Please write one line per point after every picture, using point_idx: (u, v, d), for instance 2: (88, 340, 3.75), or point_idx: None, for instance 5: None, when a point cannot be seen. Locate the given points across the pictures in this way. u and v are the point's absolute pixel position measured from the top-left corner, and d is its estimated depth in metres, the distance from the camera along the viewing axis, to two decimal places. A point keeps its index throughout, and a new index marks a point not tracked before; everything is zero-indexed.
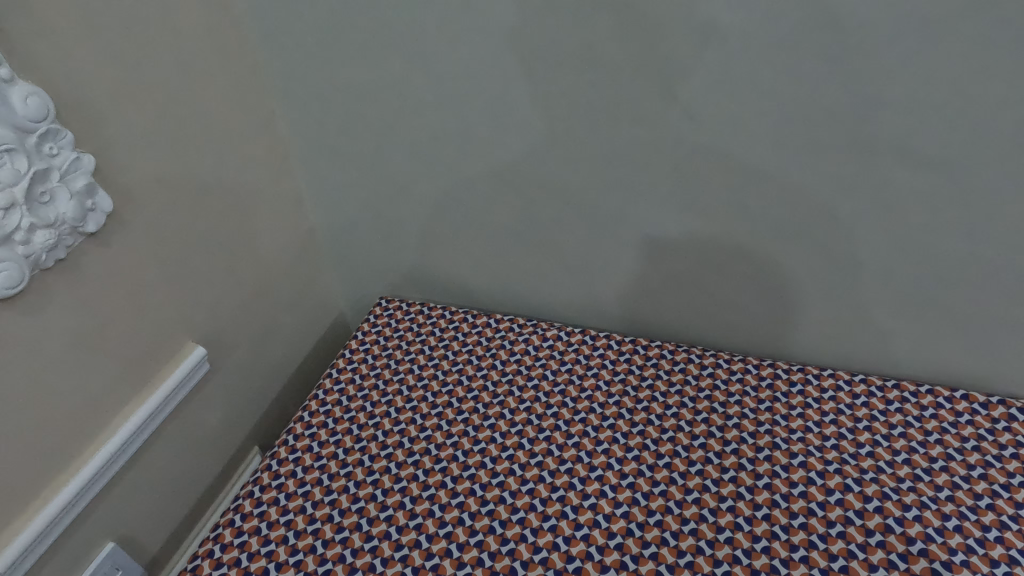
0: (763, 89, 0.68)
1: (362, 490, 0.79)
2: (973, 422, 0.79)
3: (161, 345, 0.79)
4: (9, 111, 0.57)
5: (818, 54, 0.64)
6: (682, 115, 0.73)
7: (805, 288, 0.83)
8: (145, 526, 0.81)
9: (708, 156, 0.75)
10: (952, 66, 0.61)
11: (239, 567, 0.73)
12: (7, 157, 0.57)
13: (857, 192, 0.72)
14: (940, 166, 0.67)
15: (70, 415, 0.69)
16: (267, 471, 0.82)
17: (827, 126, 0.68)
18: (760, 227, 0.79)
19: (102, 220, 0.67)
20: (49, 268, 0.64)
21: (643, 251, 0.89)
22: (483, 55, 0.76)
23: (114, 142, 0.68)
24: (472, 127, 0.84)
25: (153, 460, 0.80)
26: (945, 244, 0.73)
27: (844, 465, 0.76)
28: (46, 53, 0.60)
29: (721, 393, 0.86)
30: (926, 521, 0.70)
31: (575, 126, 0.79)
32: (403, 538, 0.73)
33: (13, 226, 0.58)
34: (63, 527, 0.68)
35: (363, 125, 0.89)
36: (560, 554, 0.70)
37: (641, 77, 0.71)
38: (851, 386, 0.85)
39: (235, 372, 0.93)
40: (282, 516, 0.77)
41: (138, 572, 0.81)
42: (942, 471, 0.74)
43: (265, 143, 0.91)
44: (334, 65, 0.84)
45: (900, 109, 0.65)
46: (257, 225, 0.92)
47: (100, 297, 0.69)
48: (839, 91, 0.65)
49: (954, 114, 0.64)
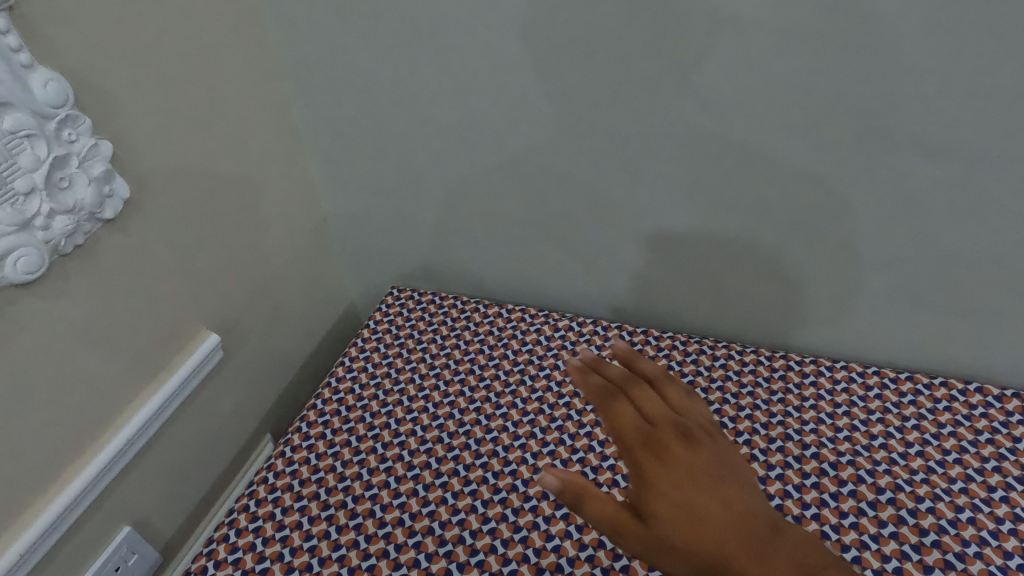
0: (782, 80, 0.67)
1: (375, 477, 0.79)
2: (986, 415, 0.78)
3: (176, 331, 0.79)
4: (30, 97, 0.57)
5: (837, 44, 0.63)
6: (695, 106, 0.73)
7: (818, 280, 0.83)
8: (160, 512, 0.82)
9: (724, 146, 0.75)
10: (974, 57, 0.60)
11: (254, 552, 0.73)
12: (27, 143, 0.58)
13: (872, 184, 0.72)
14: (958, 158, 0.67)
15: (86, 399, 0.69)
16: (281, 457, 0.83)
17: (845, 117, 0.68)
18: (772, 219, 0.79)
19: (120, 206, 0.68)
20: (69, 253, 0.64)
21: (656, 242, 0.88)
22: (494, 45, 0.76)
23: (131, 130, 0.69)
24: (484, 116, 0.83)
25: (168, 446, 0.81)
26: (963, 237, 0.72)
27: (857, 457, 0.76)
28: (67, 41, 0.61)
29: (733, 384, 0.86)
30: (939, 513, 0.70)
31: (589, 115, 0.78)
32: (416, 525, 0.74)
33: (33, 212, 0.59)
34: (81, 510, 0.69)
35: (375, 113, 0.89)
36: (572, 542, 0.71)
37: (657, 65, 0.71)
38: (865, 377, 0.85)
39: (249, 360, 0.94)
40: (296, 502, 0.78)
41: (154, 556, 0.82)
42: (955, 464, 0.74)
43: (278, 131, 0.91)
44: (346, 54, 0.84)
45: (920, 99, 0.64)
46: (270, 213, 0.92)
47: (117, 283, 0.70)
48: (854, 82, 0.65)
49: (971, 105, 0.63)
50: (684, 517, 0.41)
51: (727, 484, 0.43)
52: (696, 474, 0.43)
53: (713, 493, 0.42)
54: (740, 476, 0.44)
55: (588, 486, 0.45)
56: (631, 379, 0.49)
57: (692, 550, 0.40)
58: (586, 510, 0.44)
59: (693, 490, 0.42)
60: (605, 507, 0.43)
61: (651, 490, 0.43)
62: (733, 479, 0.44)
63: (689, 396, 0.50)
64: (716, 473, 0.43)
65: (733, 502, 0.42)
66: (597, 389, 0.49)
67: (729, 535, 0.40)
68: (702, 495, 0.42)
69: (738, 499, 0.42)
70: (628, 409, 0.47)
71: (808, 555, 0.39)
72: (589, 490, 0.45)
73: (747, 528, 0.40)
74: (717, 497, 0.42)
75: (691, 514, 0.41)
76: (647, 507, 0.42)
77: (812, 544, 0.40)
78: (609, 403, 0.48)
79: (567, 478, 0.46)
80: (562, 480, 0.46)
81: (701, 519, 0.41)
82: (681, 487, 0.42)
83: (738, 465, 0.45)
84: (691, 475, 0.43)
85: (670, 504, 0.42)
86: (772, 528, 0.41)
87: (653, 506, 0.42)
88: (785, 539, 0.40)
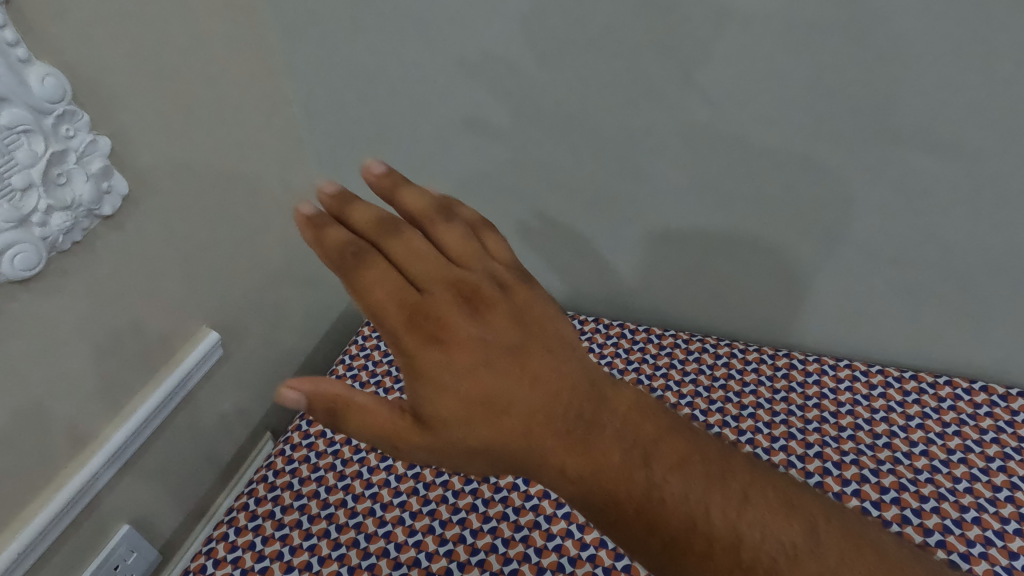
0: (786, 76, 0.66)
1: (375, 476, 0.79)
2: (992, 414, 0.78)
3: (175, 328, 0.79)
4: (28, 91, 0.57)
5: (844, 40, 0.62)
6: (698, 102, 0.72)
7: (822, 278, 0.83)
8: (159, 510, 0.81)
9: (729, 143, 0.74)
10: (984, 55, 0.59)
11: (253, 551, 0.73)
12: (25, 138, 0.58)
13: (877, 182, 0.71)
14: (967, 156, 0.65)
15: (85, 397, 0.69)
16: (281, 456, 0.83)
17: (851, 115, 0.67)
18: (776, 218, 0.78)
19: (118, 202, 0.67)
20: (66, 250, 0.64)
21: (659, 239, 0.88)
22: (495, 40, 0.75)
23: (129, 126, 0.68)
24: (486, 112, 0.83)
25: (167, 444, 0.81)
26: (971, 236, 0.71)
27: (860, 456, 0.75)
28: (63, 35, 0.60)
29: (735, 383, 0.86)
30: (944, 513, 0.69)
31: (592, 112, 0.78)
32: (416, 524, 0.74)
33: (31, 208, 0.59)
34: (80, 507, 0.69)
35: (375, 110, 0.88)
36: (573, 541, 0.70)
37: (660, 61, 0.70)
38: (868, 376, 0.84)
39: (250, 358, 0.93)
40: (296, 501, 0.77)
41: (154, 554, 0.81)
42: (960, 463, 0.73)
43: (279, 128, 0.91)
44: (346, 50, 0.83)
45: (928, 95, 0.63)
46: (271, 210, 0.92)
47: (115, 280, 0.69)
48: (861, 78, 0.64)
49: (981, 101, 0.61)
50: (474, 408, 0.40)
51: (532, 361, 0.42)
52: (481, 353, 0.42)
53: (508, 374, 0.41)
54: (534, 340, 0.43)
55: (352, 397, 0.44)
56: (385, 231, 0.45)
57: (493, 443, 0.40)
58: (353, 418, 0.44)
59: (483, 374, 0.41)
60: (376, 414, 0.44)
61: (432, 382, 0.41)
62: (530, 347, 0.43)
63: (463, 237, 0.47)
64: (508, 346, 0.42)
65: (539, 377, 0.41)
66: (342, 254, 0.43)
67: (540, 418, 0.40)
68: (496, 379, 0.41)
69: (542, 371, 0.41)
70: (384, 277, 0.43)
71: (630, 427, 0.39)
72: (352, 399, 0.44)
73: (559, 410, 0.40)
74: (513, 376, 0.41)
75: (484, 403, 0.40)
76: (430, 401, 0.41)
77: (634, 409, 0.40)
78: (357, 269, 0.43)
79: (316, 390, 0.44)
80: (308, 392, 0.44)
81: (504, 410, 0.40)
82: (467, 375, 0.41)
83: (529, 324, 0.44)
84: (474, 358, 0.41)
85: (457, 397, 0.41)
86: (590, 399, 0.41)
87: (440, 400, 0.41)
88: (609, 414, 0.40)
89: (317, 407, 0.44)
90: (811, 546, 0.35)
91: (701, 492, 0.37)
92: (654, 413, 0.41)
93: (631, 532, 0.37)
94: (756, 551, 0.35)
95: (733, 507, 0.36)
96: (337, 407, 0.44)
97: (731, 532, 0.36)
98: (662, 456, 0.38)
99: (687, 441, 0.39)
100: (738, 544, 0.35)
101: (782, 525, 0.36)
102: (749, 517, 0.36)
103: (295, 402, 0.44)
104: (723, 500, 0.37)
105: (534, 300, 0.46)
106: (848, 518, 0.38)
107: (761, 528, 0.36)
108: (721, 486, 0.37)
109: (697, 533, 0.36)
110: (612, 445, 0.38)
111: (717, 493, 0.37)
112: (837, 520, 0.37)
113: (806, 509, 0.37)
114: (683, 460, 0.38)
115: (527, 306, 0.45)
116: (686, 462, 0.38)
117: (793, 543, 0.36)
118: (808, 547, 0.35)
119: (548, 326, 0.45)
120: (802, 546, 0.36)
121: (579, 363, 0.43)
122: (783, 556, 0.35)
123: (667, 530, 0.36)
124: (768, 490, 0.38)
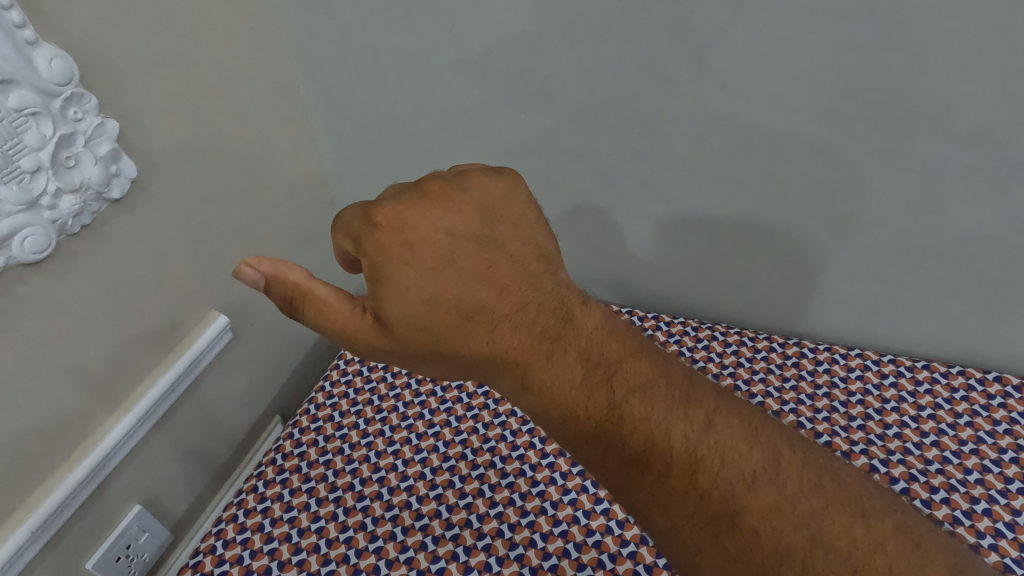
0: (806, 60, 0.64)
1: (383, 460, 0.79)
2: (1005, 405, 0.77)
3: (183, 312, 0.79)
4: (35, 74, 0.57)
5: (867, 24, 0.60)
6: (713, 87, 0.70)
7: (835, 267, 0.82)
8: (169, 491, 0.82)
9: (744, 128, 0.72)
10: (1013, 44, 0.57)
11: (262, 532, 0.74)
12: (33, 121, 0.57)
13: (895, 171, 0.69)
14: (987, 144, 0.64)
15: (95, 381, 0.69)
16: (290, 439, 0.84)
17: (871, 101, 0.65)
18: (788, 206, 0.77)
19: (127, 185, 0.67)
20: (76, 233, 0.64)
21: (670, 226, 0.87)
22: (505, 22, 0.74)
23: (136, 111, 0.68)
24: (497, 97, 0.81)
25: (177, 426, 0.81)
26: (990, 224, 0.69)
27: (870, 446, 0.75)
28: (68, 17, 0.60)
29: (745, 370, 0.85)
30: (955, 503, 0.68)
31: (605, 97, 0.76)
32: (424, 508, 0.74)
33: (39, 191, 0.59)
34: (91, 488, 0.70)
35: (384, 98, 0.88)
36: (580, 527, 0.70)
37: (674, 45, 0.68)
38: (879, 365, 0.83)
39: (260, 341, 0.94)
40: (304, 483, 0.78)
41: (166, 535, 0.83)
42: (972, 454, 0.73)
43: (287, 111, 0.90)
44: (356, 37, 0.82)
45: (949, 82, 0.61)
46: (277, 195, 0.91)
47: (126, 263, 0.70)
48: (879, 63, 0.62)
49: (1003, 89, 0.59)
50: (443, 311, 0.46)
51: (499, 268, 0.48)
52: (447, 252, 0.46)
53: (474, 280, 0.47)
54: (499, 242, 0.49)
55: (312, 288, 0.44)
56: None
57: (460, 347, 0.47)
58: (311, 308, 0.45)
59: (448, 276, 0.46)
60: (336, 311, 0.45)
61: (397, 283, 0.45)
62: (496, 253, 0.48)
63: None
64: (474, 245, 0.47)
65: (506, 289, 0.48)
66: None
67: (504, 329, 0.47)
68: (462, 283, 0.46)
69: (510, 283, 0.48)
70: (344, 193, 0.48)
71: (595, 353, 0.47)
72: (313, 290, 0.44)
73: (524, 328, 0.48)
74: (482, 283, 0.47)
75: (454, 308, 0.46)
76: (394, 303, 0.45)
77: (597, 337, 0.48)
78: None
79: (275, 275, 0.44)
80: (267, 274, 0.44)
81: (470, 315, 0.47)
82: (431, 275, 0.45)
83: (497, 224, 0.49)
84: (439, 256, 0.46)
85: (423, 296, 0.45)
86: (558, 323, 0.49)
87: (406, 304, 0.45)
88: (574, 335, 0.48)
89: (275, 290, 0.45)
90: (770, 473, 0.41)
91: (662, 417, 0.44)
92: (621, 337, 0.49)
93: (595, 448, 0.45)
94: (712, 475, 0.41)
95: (696, 433, 0.43)
96: (295, 296, 0.44)
97: (690, 456, 0.42)
98: (624, 382, 0.45)
99: (649, 368, 0.46)
100: (695, 466, 0.42)
101: (744, 452, 0.42)
102: (711, 443, 0.42)
103: (254, 280, 0.44)
104: (685, 425, 0.43)
105: (509, 197, 0.50)
106: (810, 448, 0.44)
107: (720, 456, 0.42)
108: (684, 411, 0.44)
109: (657, 451, 0.43)
110: (576, 367, 0.47)
111: (678, 416, 0.44)
112: (798, 448, 0.43)
113: (773, 440, 0.43)
114: (645, 385, 0.45)
115: (497, 200, 0.49)
116: (647, 387, 0.45)
117: (753, 470, 0.41)
118: (767, 475, 0.41)
119: (523, 233, 0.50)
120: (762, 472, 0.41)
121: (548, 281, 0.50)
122: (741, 480, 0.41)
123: (627, 448, 0.43)
124: (733, 418, 0.44)
